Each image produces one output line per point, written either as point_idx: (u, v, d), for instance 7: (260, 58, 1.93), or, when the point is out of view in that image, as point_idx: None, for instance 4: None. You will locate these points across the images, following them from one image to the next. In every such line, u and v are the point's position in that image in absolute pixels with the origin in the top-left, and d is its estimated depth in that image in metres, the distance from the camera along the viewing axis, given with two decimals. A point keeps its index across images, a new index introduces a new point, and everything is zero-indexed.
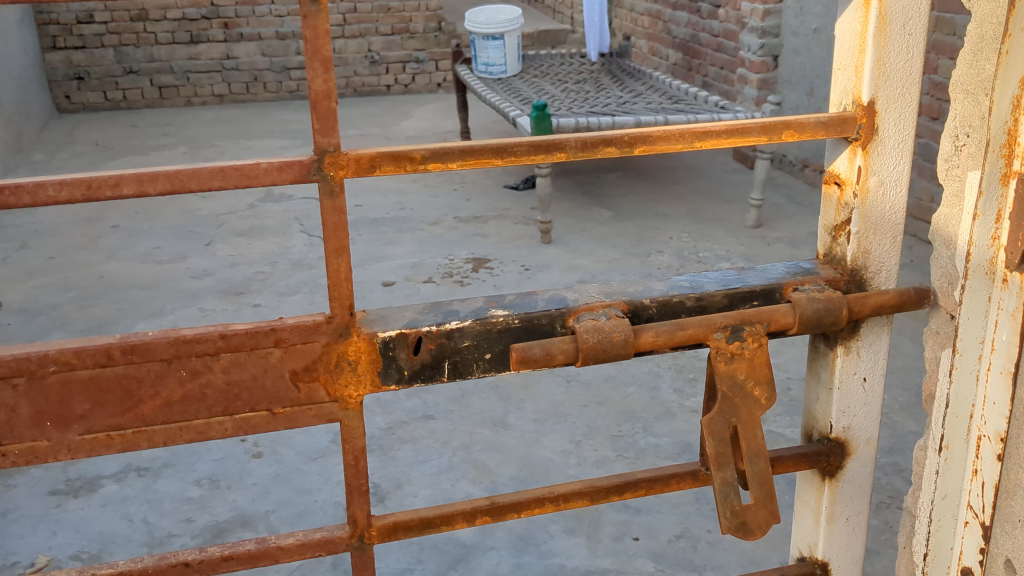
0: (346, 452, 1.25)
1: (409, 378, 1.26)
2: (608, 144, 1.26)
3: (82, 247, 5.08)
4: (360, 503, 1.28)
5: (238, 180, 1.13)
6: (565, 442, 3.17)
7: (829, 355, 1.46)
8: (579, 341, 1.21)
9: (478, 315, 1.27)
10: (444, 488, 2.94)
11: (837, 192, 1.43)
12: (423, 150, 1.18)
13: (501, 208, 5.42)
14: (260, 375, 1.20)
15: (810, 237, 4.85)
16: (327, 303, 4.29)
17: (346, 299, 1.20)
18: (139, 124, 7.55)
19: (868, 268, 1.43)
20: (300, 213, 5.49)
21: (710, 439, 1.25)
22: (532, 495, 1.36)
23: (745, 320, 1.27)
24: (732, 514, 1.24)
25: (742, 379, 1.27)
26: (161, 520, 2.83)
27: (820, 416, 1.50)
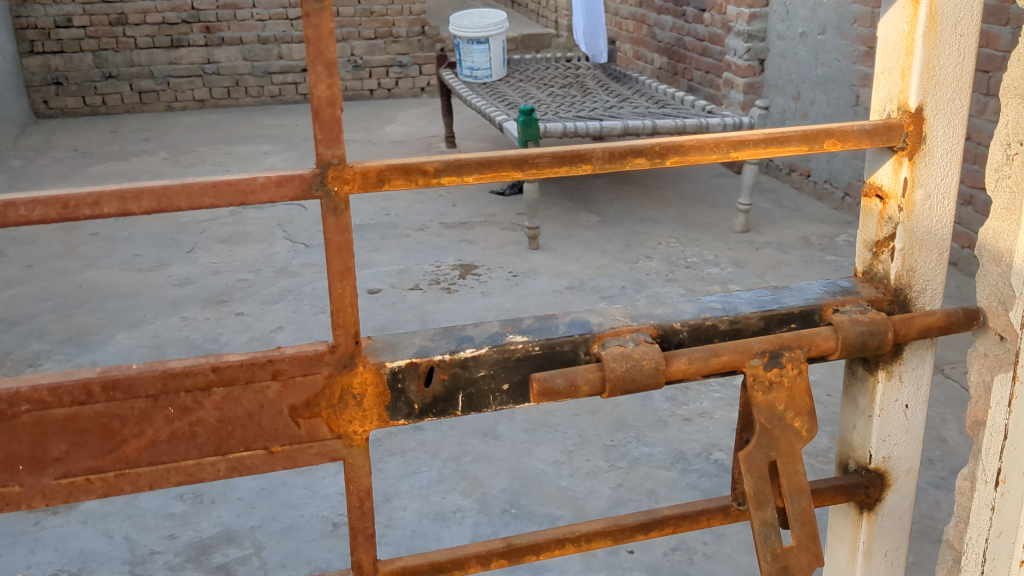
0: (351, 493, 1.19)
1: (419, 412, 1.20)
2: (637, 155, 1.20)
3: (61, 255, 4.99)
4: (366, 548, 1.21)
5: (233, 198, 1.07)
6: (557, 452, 3.11)
7: (870, 381, 1.41)
8: (605, 369, 1.15)
9: (496, 343, 1.21)
10: (434, 502, 2.88)
11: (879, 206, 1.39)
12: (437, 162, 1.12)
13: (488, 214, 5.37)
14: (255, 410, 1.13)
15: (798, 241, 4.83)
16: (312, 310, 4.22)
17: (351, 326, 1.14)
18: (118, 130, 7.44)
19: (913, 287, 1.39)
20: (283, 219, 5.42)
21: (749, 476, 1.20)
22: (551, 536, 1.32)
23: (784, 345, 1.22)
24: (773, 557, 1.19)
25: (781, 409, 1.22)
26: (143, 537, 2.76)
27: (858, 445, 1.45)
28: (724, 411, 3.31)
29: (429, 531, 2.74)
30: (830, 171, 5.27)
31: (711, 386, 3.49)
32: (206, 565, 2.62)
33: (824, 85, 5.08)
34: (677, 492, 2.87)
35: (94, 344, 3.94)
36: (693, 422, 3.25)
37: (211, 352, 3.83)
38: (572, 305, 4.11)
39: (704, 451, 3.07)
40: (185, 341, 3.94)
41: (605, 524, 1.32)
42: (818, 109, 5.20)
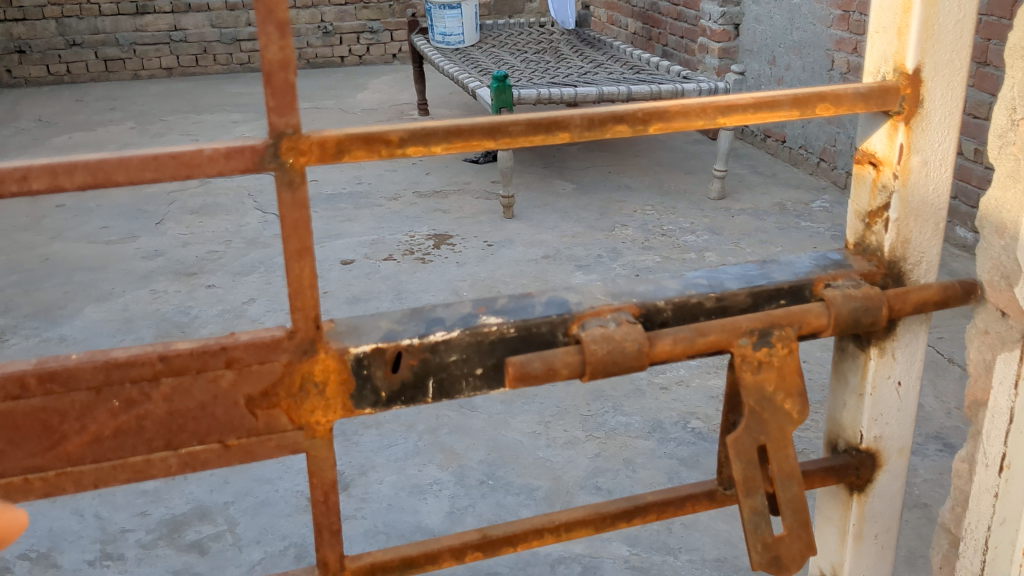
0: (314, 486, 1.14)
1: (386, 401, 1.15)
2: (618, 122, 1.15)
3: (26, 227, 4.88)
4: (332, 544, 1.17)
5: (176, 172, 0.99)
6: (534, 423, 3.08)
7: (861, 358, 1.38)
8: (586, 352, 1.11)
9: (469, 325, 1.16)
10: (410, 474, 2.85)
11: (872, 173, 1.36)
12: (402, 131, 1.06)
13: (462, 182, 5.31)
14: (207, 401, 1.08)
15: (773, 208, 4.81)
16: (284, 281, 4.16)
17: (312, 310, 1.09)
18: (83, 100, 7.28)
19: (907, 259, 1.36)
20: (254, 189, 5.33)
21: (738, 462, 1.18)
22: (530, 527, 1.27)
23: (775, 323, 1.19)
24: (764, 547, 1.19)
25: (771, 391, 1.20)
26: (114, 515, 2.71)
27: (848, 425, 1.43)
28: (700, 378, 3.31)
29: (406, 504, 2.72)
30: (805, 136, 5.26)
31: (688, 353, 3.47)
32: (180, 542, 2.58)
33: (799, 50, 5.04)
34: (654, 460, 2.86)
35: (62, 318, 3.87)
36: (670, 391, 3.24)
37: (182, 325, 3.77)
38: (548, 275, 4.07)
39: (681, 420, 3.06)
40: (155, 315, 3.88)
41: (585, 513, 1.29)
42: (792, 74, 5.17)
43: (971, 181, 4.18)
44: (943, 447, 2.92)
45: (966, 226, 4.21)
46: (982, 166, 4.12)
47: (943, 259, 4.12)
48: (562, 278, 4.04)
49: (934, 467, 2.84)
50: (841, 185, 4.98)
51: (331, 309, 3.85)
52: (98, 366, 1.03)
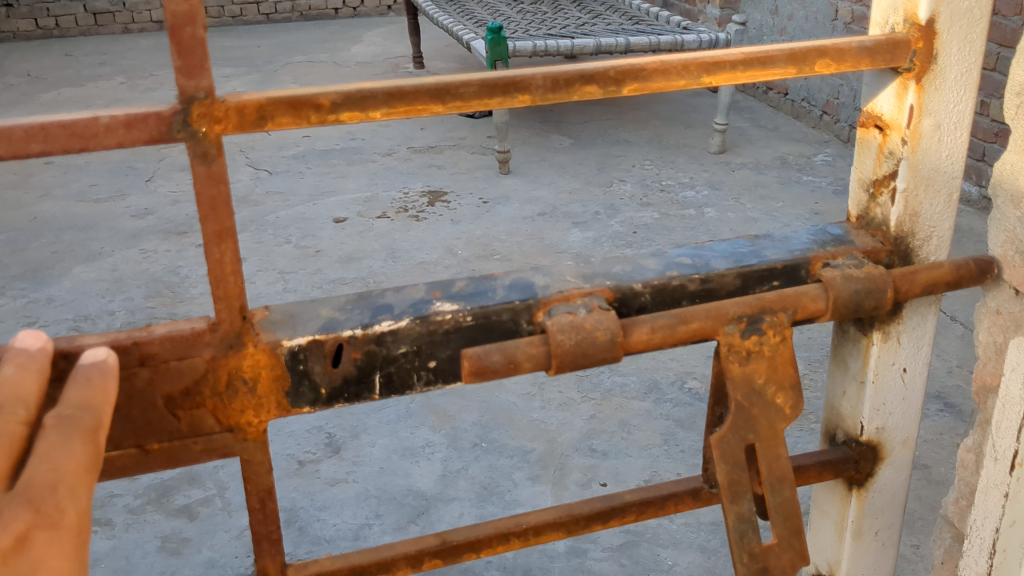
0: (250, 492, 1.09)
1: (335, 397, 1.09)
2: (587, 82, 1.08)
3: (13, 186, 4.80)
4: (272, 554, 1.13)
5: (69, 143, 0.90)
6: (529, 384, 3.04)
7: (863, 344, 1.35)
8: (551, 344, 1.05)
9: (418, 314, 1.10)
10: (402, 437, 2.80)
11: (879, 139, 1.31)
12: (334, 94, 0.98)
13: (457, 137, 5.21)
14: (126, 403, 1.01)
15: (775, 162, 4.73)
16: (276, 240, 4.08)
17: (238, 300, 1.03)
18: (73, 54, 7.14)
19: (916, 234, 1.30)
20: (246, 145, 5.23)
21: (722, 463, 1.13)
22: (494, 530, 1.26)
23: (766, 308, 1.13)
24: (751, 558, 1.14)
25: (761, 383, 1.15)
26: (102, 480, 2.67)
27: (849, 415, 1.41)
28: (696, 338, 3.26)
29: (398, 467, 2.68)
30: (807, 89, 5.15)
31: None
32: (168, 507, 2.55)
33: None
34: (650, 422, 2.81)
35: (50, 279, 3.81)
36: (667, 351, 3.19)
37: (172, 286, 3.71)
38: (543, 232, 4.01)
39: (677, 380, 3.01)
40: (144, 275, 3.81)
41: (557, 514, 1.29)
42: (795, 24, 5.05)
43: (976, 134, 4.09)
44: (944, 407, 2.88)
45: (971, 180, 4.13)
46: (987, 119, 4.04)
47: None
48: (558, 236, 3.97)
49: (935, 427, 2.79)
50: (843, 138, 4.90)
51: (324, 268, 3.79)
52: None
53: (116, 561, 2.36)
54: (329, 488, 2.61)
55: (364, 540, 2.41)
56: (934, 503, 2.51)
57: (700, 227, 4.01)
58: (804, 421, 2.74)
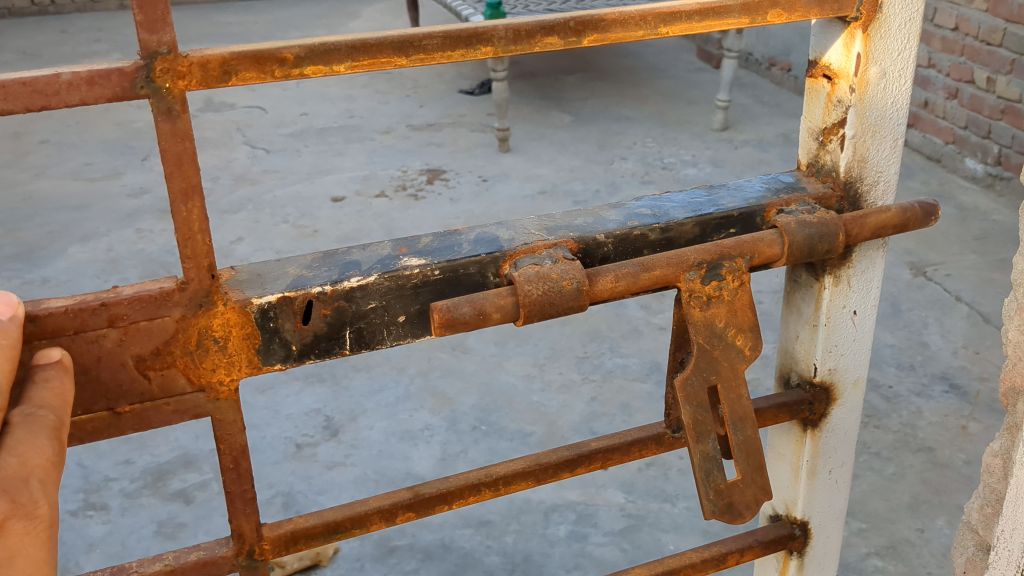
0: (222, 453, 0.97)
1: (301, 356, 0.97)
2: (549, 33, 0.97)
3: (8, 164, 4.75)
4: (246, 513, 1.00)
5: (31, 101, 0.79)
6: (529, 365, 3.00)
7: (816, 290, 1.28)
8: (518, 295, 0.95)
9: (388, 266, 0.99)
10: (401, 420, 2.77)
11: (828, 88, 1.22)
12: (298, 48, 0.86)
13: (457, 114, 5.15)
14: (93, 367, 0.89)
15: (778, 139, 4.67)
16: (273, 219, 4.04)
17: (208, 257, 0.90)
18: (69, 30, 7.07)
19: (864, 178, 1.23)
20: (243, 123, 5.17)
21: (686, 405, 1.03)
22: (466, 481, 1.16)
23: (725, 253, 1.04)
24: (716, 494, 1.03)
25: (721, 327, 1.05)
26: (97, 463, 2.64)
27: (802, 357, 1.34)
28: None
29: (396, 450, 2.65)
30: None
31: None
32: (164, 492, 2.52)
33: None
34: (651, 404, 2.78)
35: (45, 259, 3.77)
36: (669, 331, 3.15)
37: (168, 266, 3.67)
38: (543, 212, 3.96)
39: None
40: (140, 255, 3.77)
41: (525, 463, 1.19)
42: None
43: (981, 111, 4.03)
44: (949, 388, 2.84)
45: (976, 157, 4.10)
46: (994, 96, 3.97)
47: (950, 191, 4.03)
48: None
49: (939, 408, 2.76)
50: None
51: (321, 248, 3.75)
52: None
53: (112, 546, 2.34)
54: (327, 471, 2.58)
55: None
56: (939, 487, 2.48)
57: None
58: None
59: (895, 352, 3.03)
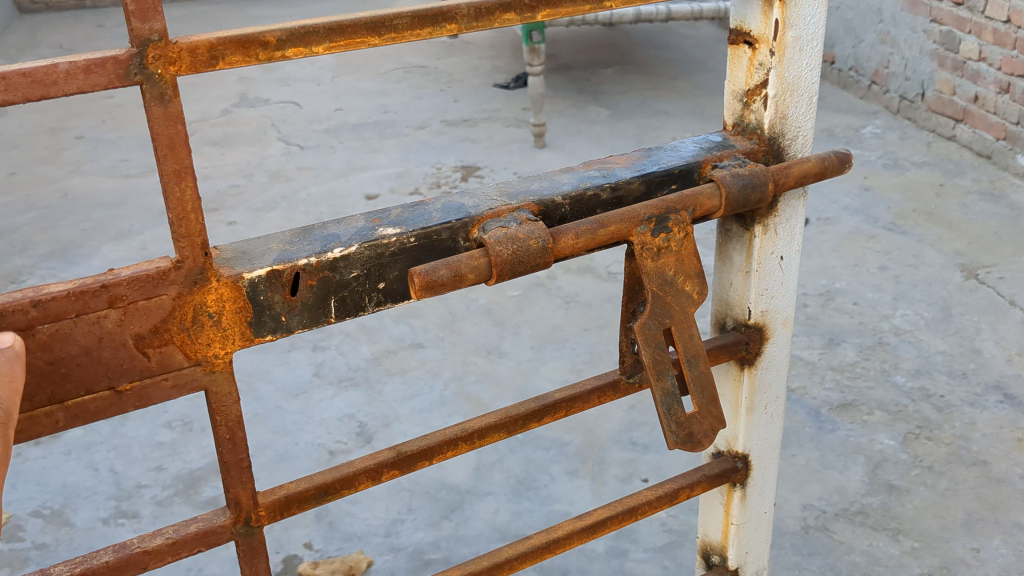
0: (218, 424, 0.94)
1: (289, 326, 0.94)
2: (506, 9, 0.94)
3: (44, 161, 4.75)
4: (242, 481, 0.97)
5: (30, 91, 0.76)
6: (566, 371, 2.93)
7: (746, 237, 1.23)
8: (491, 255, 0.93)
9: (365, 236, 0.95)
10: (435, 427, 2.72)
11: (748, 52, 1.17)
12: (279, 31, 0.83)
13: (492, 109, 5.07)
14: (89, 348, 0.84)
15: (821, 134, 4.54)
16: (307, 218, 3.99)
17: (202, 234, 0.86)
18: (105, 25, 7.07)
19: (786, 134, 1.19)
20: (277, 118, 5.14)
21: (644, 346, 1.01)
22: (443, 437, 1.11)
23: (670, 208, 1.03)
24: (677, 425, 1.02)
25: (670, 274, 1.04)
26: (129, 470, 2.61)
27: (736, 302, 1.29)
28: None
29: None
30: (856, 57, 4.93)
31: None
32: (196, 499, 2.49)
33: None
34: None
35: (80, 258, 3.75)
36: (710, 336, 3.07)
37: None
38: None
39: None
40: None
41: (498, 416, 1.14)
42: None
43: None
44: (1004, 399, 2.73)
45: None
46: None
47: (1002, 189, 3.91)
48: None
49: (994, 420, 2.65)
50: (893, 110, 4.72)
51: None
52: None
53: None
54: None
55: (396, 536, 2.34)
56: (996, 503, 2.37)
57: None
58: (854, 413, 2.71)
59: (946, 359, 2.91)
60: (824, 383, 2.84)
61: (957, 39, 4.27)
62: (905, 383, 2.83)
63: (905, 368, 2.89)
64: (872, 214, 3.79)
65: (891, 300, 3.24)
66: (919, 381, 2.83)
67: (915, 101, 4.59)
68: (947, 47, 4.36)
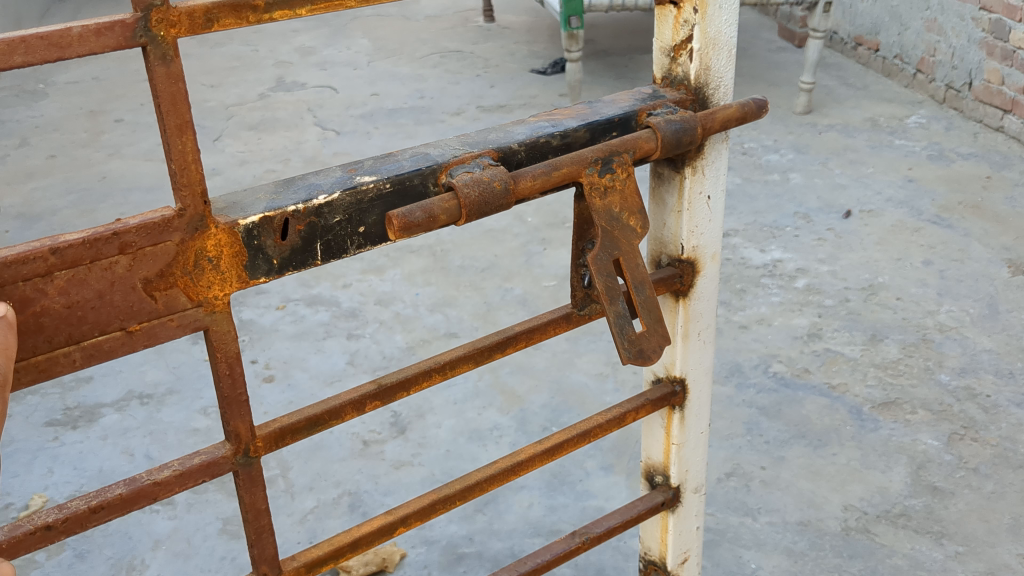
0: (217, 357, 1.00)
1: (280, 269, 1.00)
2: None
3: (84, 143, 4.78)
4: (241, 412, 1.04)
5: (48, 54, 0.81)
6: (602, 364, 2.89)
7: (678, 180, 1.31)
8: (459, 198, 1.01)
9: (348, 183, 1.00)
10: (469, 418, 2.69)
11: (673, 12, 1.23)
12: None
13: (529, 95, 5.03)
14: (101, 293, 0.90)
15: (865, 124, 4.45)
16: None
17: (202, 185, 0.92)
18: None
19: (711, 86, 1.25)
20: (313, 103, 5.13)
21: (597, 275, 1.10)
22: (417, 369, 1.21)
23: (614, 150, 1.11)
24: (630, 342, 1.11)
25: (617, 212, 1.12)
26: (164, 455, 2.62)
27: (669, 239, 1.36)
28: (783, 317, 3.08)
29: (465, 451, 2.57)
30: (901, 45, 4.81)
31: (770, 288, 3.24)
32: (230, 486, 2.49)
33: None
34: (731, 409, 2.67)
35: None
36: (750, 330, 3.02)
37: None
38: None
39: (761, 363, 2.86)
40: None
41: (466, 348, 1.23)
42: None
43: None
44: None
45: None
46: None
47: None
48: None
49: None
50: (939, 99, 4.61)
51: None
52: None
53: (178, 543, 2.32)
54: (393, 471, 2.52)
55: (430, 528, 2.32)
56: None
57: (784, 194, 3.85)
58: (897, 412, 2.65)
59: (993, 358, 2.84)
60: (865, 380, 2.78)
61: (1007, 28, 4.16)
62: (950, 382, 2.76)
63: (950, 366, 2.83)
64: (916, 206, 3.71)
65: (935, 295, 3.16)
66: (965, 380, 2.76)
67: (962, 91, 4.48)
68: (996, 35, 4.24)
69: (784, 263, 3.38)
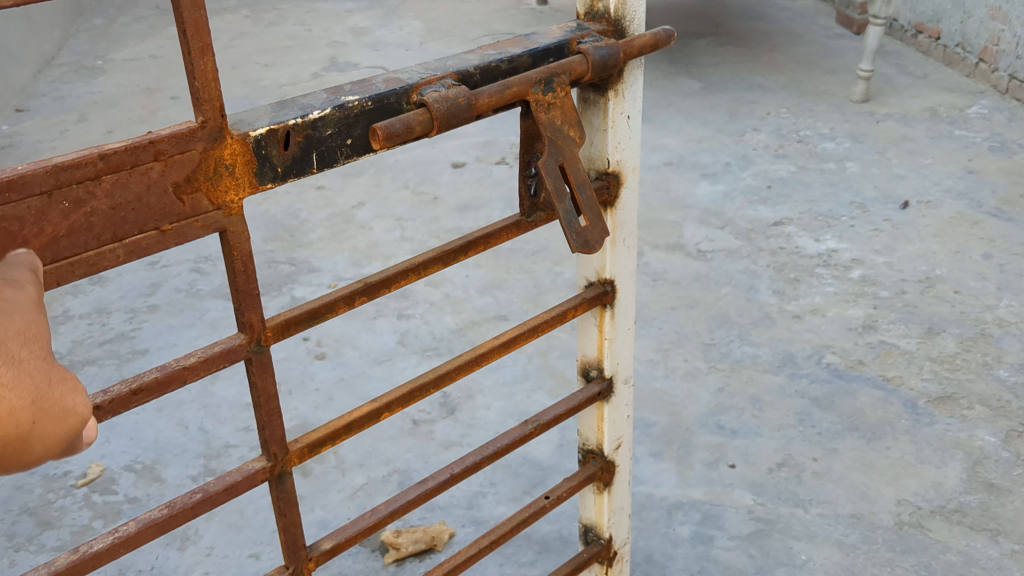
0: (236, 260, 0.98)
1: (282, 176, 0.98)
2: None
3: (141, 120, 4.86)
4: (253, 305, 1.03)
5: None
6: (652, 350, 2.88)
7: (602, 103, 1.31)
8: (433, 112, 1.01)
9: (337, 101, 0.98)
10: (519, 401, 2.70)
11: None
12: None
13: None
14: (139, 197, 0.87)
15: (924, 114, 4.36)
16: (394, 185, 4.00)
17: (221, 97, 0.90)
18: None
19: (630, 17, 1.24)
20: None
21: (548, 178, 1.10)
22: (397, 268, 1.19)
23: (554, 70, 1.11)
24: (579, 234, 1.12)
25: (559, 124, 1.12)
26: (218, 428, 2.66)
27: (595, 156, 1.35)
28: (838, 307, 3.04)
29: None
30: (963, 33, 4.70)
31: (824, 278, 3.20)
32: None
33: None
34: (783, 399, 2.64)
35: None
36: (803, 321, 2.98)
37: (291, 230, 3.70)
38: (670, 184, 3.86)
39: (814, 354, 2.82)
40: (263, 217, 3.80)
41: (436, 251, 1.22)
42: None
43: None
44: None
45: None
46: None
47: None
48: (686, 190, 3.80)
49: None
50: (1002, 90, 4.51)
51: (442, 216, 3.72)
52: (42, 168, 0.80)
53: (231, 515, 2.36)
54: (443, 451, 2.53)
55: (478, 509, 2.33)
56: None
57: (840, 183, 3.79)
58: (954, 406, 2.60)
59: None
60: (921, 373, 2.73)
61: None
62: (1010, 379, 2.70)
63: (1009, 363, 2.77)
64: (976, 198, 3.63)
65: (995, 289, 3.10)
66: None
67: None
68: None
69: (839, 254, 3.34)
